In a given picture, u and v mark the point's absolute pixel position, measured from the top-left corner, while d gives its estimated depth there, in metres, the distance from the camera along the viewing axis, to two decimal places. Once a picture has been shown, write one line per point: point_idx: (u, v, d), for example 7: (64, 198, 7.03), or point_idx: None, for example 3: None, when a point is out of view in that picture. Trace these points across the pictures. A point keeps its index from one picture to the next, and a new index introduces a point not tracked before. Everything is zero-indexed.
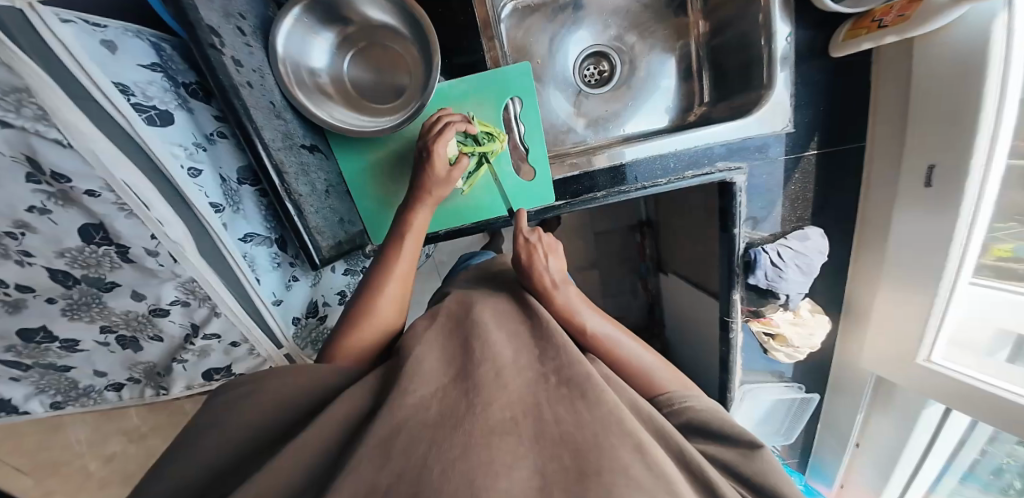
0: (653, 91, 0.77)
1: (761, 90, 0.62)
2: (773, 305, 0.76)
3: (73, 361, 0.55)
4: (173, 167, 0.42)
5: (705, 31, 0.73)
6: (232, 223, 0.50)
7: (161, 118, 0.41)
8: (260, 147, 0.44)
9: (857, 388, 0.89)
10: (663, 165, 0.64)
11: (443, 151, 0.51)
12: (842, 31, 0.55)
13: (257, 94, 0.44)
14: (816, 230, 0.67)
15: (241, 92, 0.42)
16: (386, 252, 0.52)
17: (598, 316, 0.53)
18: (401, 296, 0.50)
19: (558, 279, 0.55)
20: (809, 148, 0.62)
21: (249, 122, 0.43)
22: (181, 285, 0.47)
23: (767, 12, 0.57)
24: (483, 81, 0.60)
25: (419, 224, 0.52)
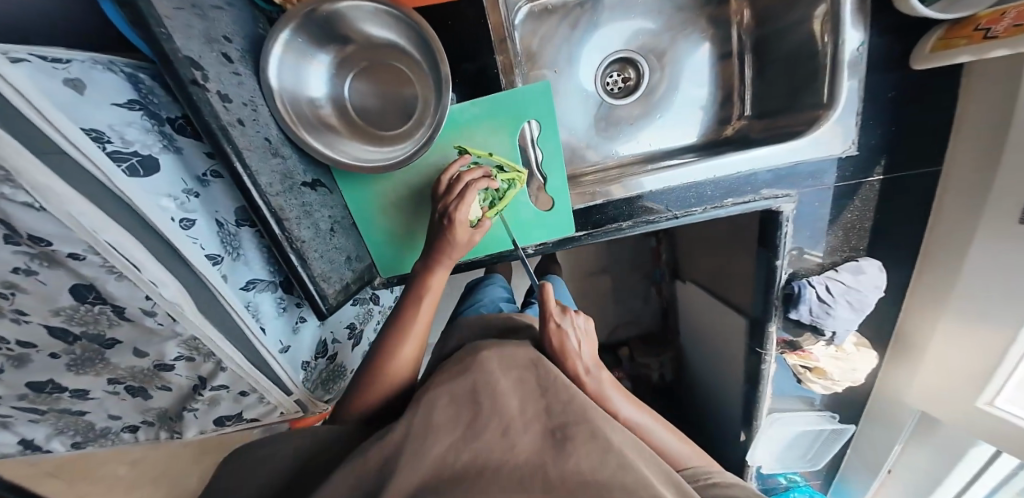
0: (684, 100, 0.69)
1: (819, 108, 0.54)
2: (814, 338, 0.69)
3: (87, 406, 0.53)
4: (164, 221, 0.37)
5: (750, 21, 0.65)
6: (232, 272, 0.46)
7: (144, 165, 0.36)
8: (255, 192, 0.39)
9: (896, 421, 0.81)
10: (697, 192, 0.57)
11: (464, 219, 0.45)
12: (930, 40, 0.47)
13: (250, 132, 0.39)
14: (873, 263, 0.60)
15: (233, 132, 0.37)
16: (398, 309, 0.49)
17: (625, 399, 0.49)
18: (415, 355, 0.48)
19: (590, 366, 0.49)
20: (873, 173, 0.55)
21: (243, 167, 0.38)
22: (183, 342, 0.45)
23: (837, 13, 0.49)
24: (498, 104, 0.54)
25: (436, 286, 0.48)
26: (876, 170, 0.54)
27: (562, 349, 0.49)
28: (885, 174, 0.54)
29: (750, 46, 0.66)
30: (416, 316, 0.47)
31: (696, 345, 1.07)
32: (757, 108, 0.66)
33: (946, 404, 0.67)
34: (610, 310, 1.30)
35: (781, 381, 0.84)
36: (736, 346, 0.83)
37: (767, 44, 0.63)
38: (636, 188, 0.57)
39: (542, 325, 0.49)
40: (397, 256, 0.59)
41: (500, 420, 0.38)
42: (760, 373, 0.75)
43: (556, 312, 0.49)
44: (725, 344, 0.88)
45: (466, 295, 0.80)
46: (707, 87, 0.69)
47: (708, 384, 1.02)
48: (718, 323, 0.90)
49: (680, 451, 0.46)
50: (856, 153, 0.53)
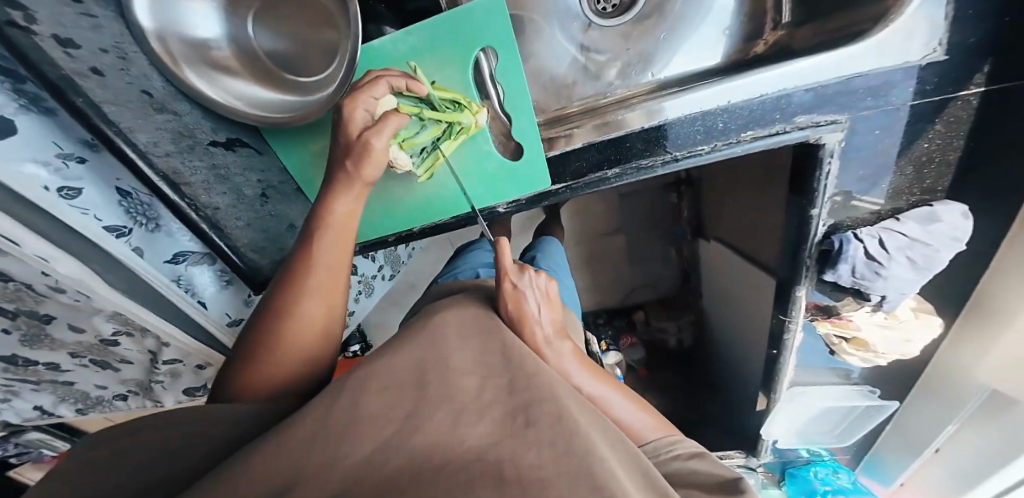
0: (700, 13, 0.53)
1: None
2: (857, 303, 0.55)
3: (71, 377, 0.54)
4: (39, 193, 0.32)
5: None
6: (147, 244, 0.43)
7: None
8: (134, 153, 0.37)
9: (953, 402, 0.69)
10: (705, 125, 0.44)
11: (365, 107, 0.37)
12: None
13: (117, 84, 0.35)
14: (955, 208, 0.45)
15: (81, 82, 0.32)
16: (297, 257, 0.40)
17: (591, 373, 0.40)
18: (323, 315, 0.40)
19: (551, 335, 0.39)
20: (971, 84, 0.37)
21: (106, 125, 0.34)
22: (112, 318, 0.44)
23: None
24: (441, 30, 0.45)
25: (340, 214, 0.39)
26: (971, 80, 0.36)
27: (518, 318, 0.38)
28: (986, 85, 0.36)
29: None
30: (313, 259, 0.39)
31: (719, 310, 0.96)
32: (802, 12, 0.49)
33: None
34: (624, 272, 1.20)
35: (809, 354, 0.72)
36: (761, 314, 0.72)
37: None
38: (621, 126, 0.46)
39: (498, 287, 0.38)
40: None
41: (450, 403, 0.26)
42: (782, 340, 0.66)
43: (512, 270, 0.39)
44: (750, 309, 0.77)
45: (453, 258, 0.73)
46: None
47: (730, 353, 0.93)
48: (742, 284, 0.79)
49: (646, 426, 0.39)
50: (945, 58, 0.36)
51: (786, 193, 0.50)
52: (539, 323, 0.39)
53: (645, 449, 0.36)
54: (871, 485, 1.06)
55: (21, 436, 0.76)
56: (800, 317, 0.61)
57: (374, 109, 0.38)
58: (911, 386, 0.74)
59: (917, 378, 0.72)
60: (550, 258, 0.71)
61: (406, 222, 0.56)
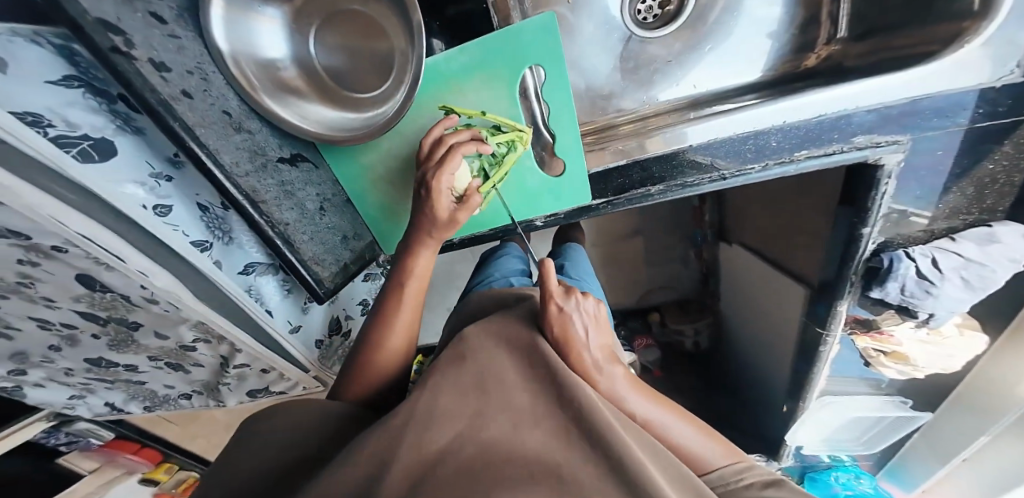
0: (747, 24, 0.52)
1: (961, 16, 0.36)
2: (901, 318, 0.56)
3: (144, 377, 0.59)
4: (135, 210, 0.35)
5: None
6: (225, 257, 0.45)
7: (98, 148, 0.32)
8: (220, 175, 0.36)
9: (989, 417, 0.68)
10: (756, 143, 0.44)
11: (446, 188, 0.39)
12: None
13: (202, 106, 0.35)
14: (1019, 229, 0.44)
15: (177, 107, 0.32)
16: (382, 298, 0.44)
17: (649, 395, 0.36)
18: (406, 345, 0.43)
19: (600, 360, 0.35)
20: None
21: (200, 147, 0.34)
22: (194, 326, 0.47)
23: None
24: (489, 49, 0.46)
25: (421, 270, 0.43)
26: None
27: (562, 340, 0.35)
28: None
29: None
30: (401, 300, 0.42)
31: (743, 316, 0.96)
32: (858, 26, 0.48)
33: None
34: (646, 274, 1.19)
35: (842, 365, 0.72)
36: (791, 326, 0.71)
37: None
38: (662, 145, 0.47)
39: (540, 308, 0.35)
40: (394, 233, 0.56)
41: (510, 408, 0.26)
42: (816, 352, 0.66)
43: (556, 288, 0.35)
44: (776, 316, 0.77)
45: (481, 265, 0.74)
46: (781, 6, 0.50)
47: (755, 359, 0.93)
48: (768, 289, 0.78)
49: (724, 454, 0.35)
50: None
51: (832, 204, 0.49)
52: (585, 344, 0.35)
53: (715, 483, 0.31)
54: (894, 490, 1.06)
55: (73, 425, 0.80)
56: (839, 330, 0.60)
57: (452, 185, 0.40)
58: (944, 398, 0.73)
59: (951, 390, 0.71)
60: (577, 265, 0.72)
61: None
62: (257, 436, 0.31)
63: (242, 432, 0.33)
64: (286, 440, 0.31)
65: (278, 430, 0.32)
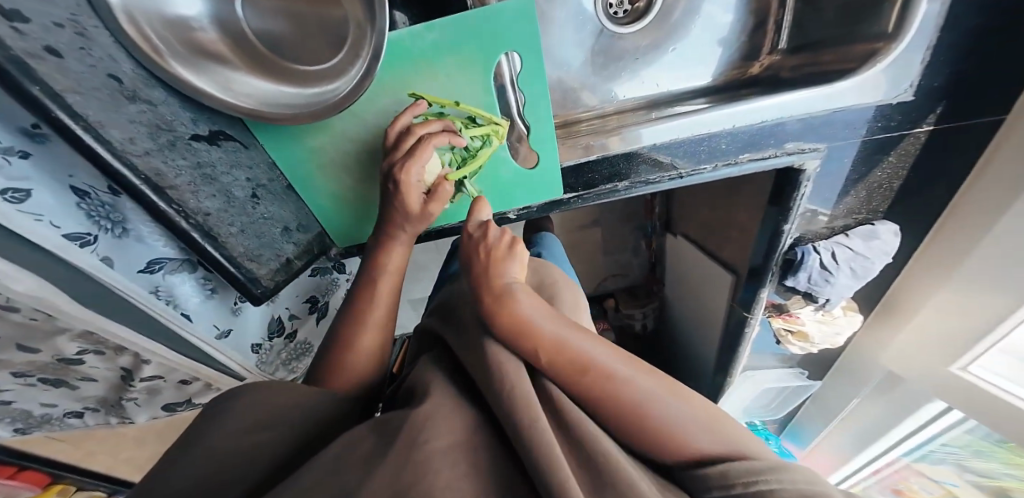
0: (703, 27, 0.55)
1: (878, 40, 0.42)
2: (804, 302, 0.65)
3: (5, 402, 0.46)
4: None
5: None
6: (120, 253, 0.35)
7: None
8: (107, 154, 0.27)
9: (856, 385, 0.81)
10: (709, 145, 0.48)
11: (416, 181, 0.39)
12: None
13: (74, 64, 0.25)
14: (890, 227, 0.53)
15: (36, 67, 0.22)
16: (352, 298, 0.43)
17: (572, 329, 0.31)
18: (379, 349, 0.41)
19: (507, 286, 0.35)
20: (923, 122, 0.43)
21: (72, 119, 0.24)
22: (79, 336, 0.37)
23: None
24: (459, 29, 0.43)
25: (394, 265, 0.42)
26: (926, 119, 0.42)
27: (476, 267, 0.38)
28: (934, 124, 0.43)
29: None
30: (373, 296, 0.41)
31: (682, 302, 1.05)
32: (795, 39, 0.53)
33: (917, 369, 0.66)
34: (596, 262, 1.23)
35: (760, 342, 0.82)
36: (723, 308, 0.79)
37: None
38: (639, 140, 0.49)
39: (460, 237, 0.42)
40: (352, 225, 0.52)
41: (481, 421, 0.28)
42: (742, 335, 0.75)
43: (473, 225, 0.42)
44: (711, 301, 0.85)
45: (450, 258, 0.72)
46: (734, 12, 0.54)
47: (693, 339, 1.02)
48: (705, 277, 0.86)
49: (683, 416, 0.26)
50: (911, 98, 0.41)
51: (762, 203, 0.55)
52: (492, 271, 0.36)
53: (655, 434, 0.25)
54: (790, 448, 1.21)
55: None
56: (760, 314, 0.68)
57: (422, 178, 0.40)
58: (829, 368, 0.86)
59: (833, 361, 0.84)
60: (555, 256, 0.73)
61: None
62: (169, 473, 0.25)
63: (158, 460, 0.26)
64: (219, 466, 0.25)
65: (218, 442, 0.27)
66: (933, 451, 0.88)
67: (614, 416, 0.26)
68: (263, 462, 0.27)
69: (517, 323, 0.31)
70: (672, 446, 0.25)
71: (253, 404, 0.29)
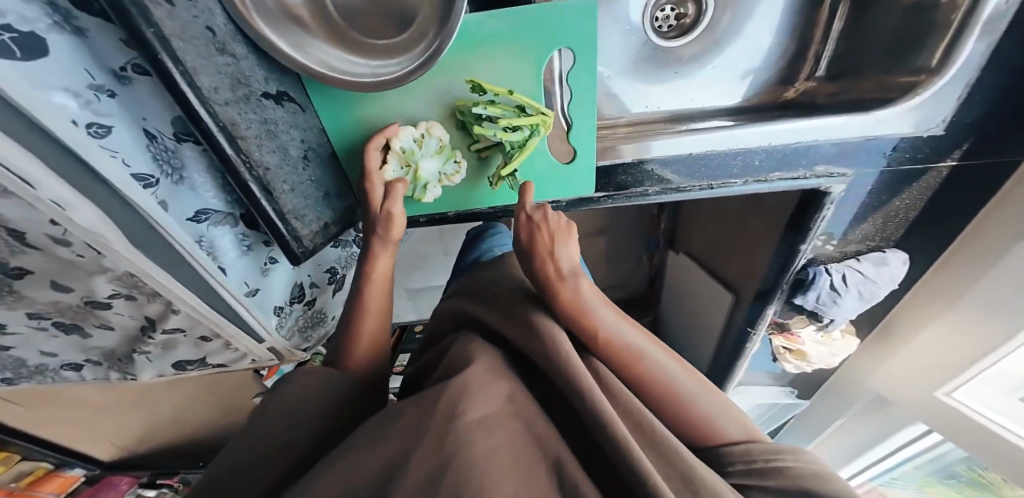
0: (744, 49, 0.57)
1: (920, 74, 0.45)
2: (807, 321, 0.68)
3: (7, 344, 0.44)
4: (66, 129, 0.24)
5: None
6: (174, 198, 0.35)
7: (24, 43, 0.22)
8: (195, 100, 0.27)
9: (843, 406, 0.85)
10: (742, 161, 0.51)
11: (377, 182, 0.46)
12: None
13: (183, 13, 0.26)
14: (899, 255, 0.56)
15: (155, 11, 0.23)
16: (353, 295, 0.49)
17: (624, 320, 0.38)
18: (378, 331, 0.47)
19: (569, 271, 0.41)
20: (950, 157, 0.46)
21: (173, 63, 0.25)
22: (116, 279, 0.35)
23: None
24: (522, 19, 0.43)
25: (379, 272, 0.48)
26: (951, 153, 0.46)
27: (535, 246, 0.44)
28: (959, 159, 0.46)
29: None
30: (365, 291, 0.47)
31: (679, 316, 1.07)
32: (832, 69, 0.56)
33: (909, 394, 0.68)
34: (599, 269, 1.24)
35: (757, 359, 0.85)
36: (724, 323, 0.81)
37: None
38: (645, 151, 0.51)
39: (513, 218, 0.45)
40: None
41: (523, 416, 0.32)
42: (742, 350, 0.77)
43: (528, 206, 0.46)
44: (710, 316, 0.87)
45: (468, 247, 0.72)
46: (777, 38, 0.57)
47: (688, 352, 1.04)
48: (704, 294, 0.88)
49: (710, 409, 0.33)
50: (942, 133, 0.45)
51: (777, 228, 0.58)
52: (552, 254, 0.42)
53: (694, 423, 0.32)
54: None
55: None
56: (763, 330, 0.70)
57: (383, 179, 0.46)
58: (818, 388, 0.89)
59: (824, 383, 0.87)
60: None
61: (442, 206, 0.53)
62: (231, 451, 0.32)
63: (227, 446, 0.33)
64: (270, 448, 0.32)
65: (266, 427, 0.34)
66: (909, 474, 0.93)
67: (655, 394, 0.33)
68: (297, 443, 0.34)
69: (579, 308, 0.38)
70: (699, 428, 0.32)
71: (285, 397, 0.36)
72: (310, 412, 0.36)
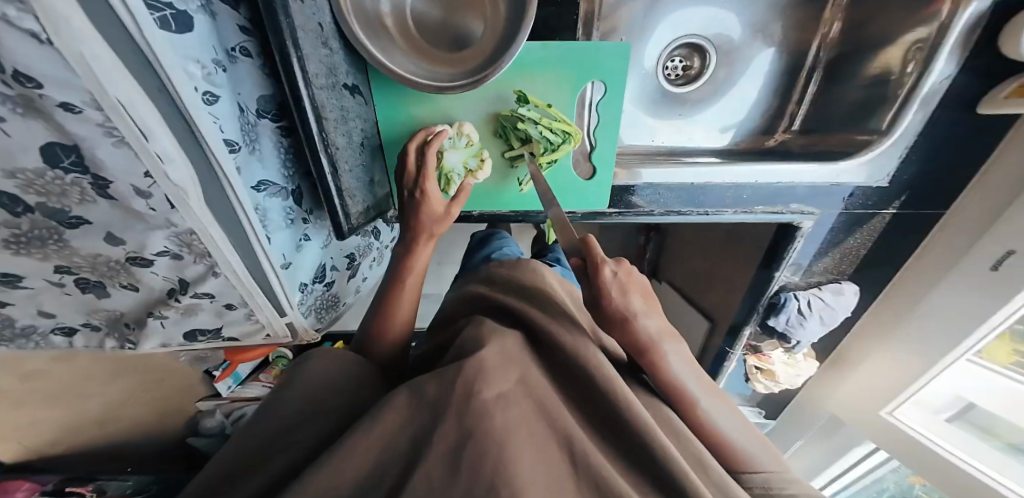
0: (740, 100, 0.68)
1: (872, 134, 0.56)
2: (778, 344, 0.77)
3: (13, 299, 0.42)
4: (188, 91, 0.30)
5: (834, 37, 0.62)
6: (247, 167, 0.39)
7: (177, 20, 0.29)
8: (301, 81, 0.32)
9: (805, 426, 0.93)
10: (734, 195, 0.60)
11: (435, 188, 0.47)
12: (1006, 86, 0.48)
13: (306, 10, 0.32)
14: (852, 286, 0.67)
15: (292, 6, 0.30)
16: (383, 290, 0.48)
17: (691, 370, 0.36)
18: (407, 313, 0.47)
19: (644, 322, 0.36)
20: (890, 207, 0.58)
21: (292, 48, 0.30)
22: (175, 235, 0.38)
23: (937, 43, 0.48)
24: (570, 52, 0.50)
25: (419, 266, 0.49)
26: (893, 203, 0.58)
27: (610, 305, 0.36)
28: (898, 208, 0.58)
29: (823, 60, 0.64)
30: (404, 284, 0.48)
31: None
32: (807, 125, 0.66)
33: (861, 414, 0.77)
34: None
35: (731, 379, 0.92)
36: (703, 344, 0.88)
37: (844, 65, 0.62)
38: (637, 177, 0.59)
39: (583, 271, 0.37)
40: None
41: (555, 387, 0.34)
42: (720, 370, 0.83)
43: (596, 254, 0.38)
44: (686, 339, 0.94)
45: (475, 249, 0.72)
46: (762, 96, 0.67)
47: None
48: (680, 319, 0.94)
49: (742, 441, 0.34)
50: (886, 185, 0.56)
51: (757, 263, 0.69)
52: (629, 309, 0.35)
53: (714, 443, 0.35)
54: None
55: None
56: (739, 349, 0.78)
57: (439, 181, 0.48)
58: (783, 409, 0.97)
59: (786, 404, 0.96)
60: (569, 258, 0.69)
61: (469, 204, 0.58)
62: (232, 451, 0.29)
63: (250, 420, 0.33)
64: (300, 421, 0.32)
65: (296, 402, 0.33)
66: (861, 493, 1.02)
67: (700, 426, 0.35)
68: (299, 444, 0.30)
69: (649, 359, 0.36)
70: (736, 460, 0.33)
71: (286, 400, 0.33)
72: (314, 410, 0.33)
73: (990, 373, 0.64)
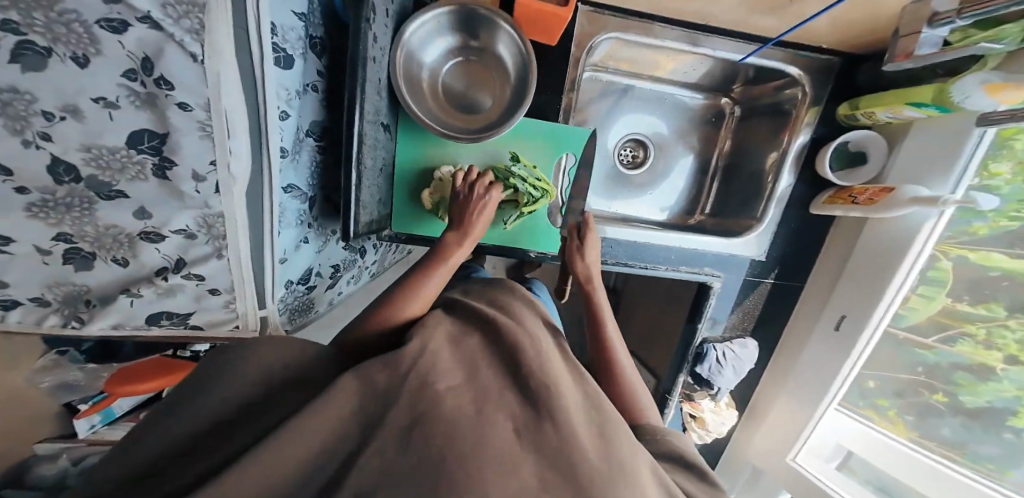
0: (671, 186, 0.87)
1: (752, 219, 0.77)
2: (704, 392, 0.89)
3: None
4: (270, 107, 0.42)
5: (727, 149, 0.86)
6: (285, 170, 0.49)
7: (284, 61, 0.42)
8: (359, 113, 0.43)
9: (733, 481, 0.99)
10: (667, 255, 0.77)
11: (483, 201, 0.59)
12: (824, 195, 0.73)
13: (375, 69, 0.45)
14: (753, 341, 0.83)
15: (364, 66, 0.42)
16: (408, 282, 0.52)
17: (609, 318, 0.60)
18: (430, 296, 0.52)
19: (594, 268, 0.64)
20: (768, 277, 0.80)
21: (357, 92, 0.42)
22: (202, 217, 0.43)
23: (783, 158, 0.74)
24: (551, 128, 0.67)
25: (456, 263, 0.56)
26: (770, 275, 0.79)
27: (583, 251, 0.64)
28: (775, 280, 0.80)
29: (722, 164, 0.86)
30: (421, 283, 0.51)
31: None
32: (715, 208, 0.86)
33: (771, 461, 0.84)
34: None
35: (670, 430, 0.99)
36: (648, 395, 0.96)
37: (734, 170, 0.84)
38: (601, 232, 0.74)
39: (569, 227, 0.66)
40: (419, 216, 0.64)
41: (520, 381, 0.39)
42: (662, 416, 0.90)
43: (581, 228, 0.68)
44: None
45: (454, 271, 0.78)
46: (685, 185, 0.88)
47: None
48: None
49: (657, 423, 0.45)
50: (763, 259, 0.78)
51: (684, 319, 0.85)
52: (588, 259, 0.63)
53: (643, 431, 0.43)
54: None
55: None
56: (676, 395, 0.88)
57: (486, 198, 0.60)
58: (714, 464, 1.03)
59: (717, 459, 1.02)
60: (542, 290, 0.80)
61: None
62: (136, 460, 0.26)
63: (144, 418, 0.28)
64: (234, 410, 0.30)
65: (228, 391, 0.30)
66: None
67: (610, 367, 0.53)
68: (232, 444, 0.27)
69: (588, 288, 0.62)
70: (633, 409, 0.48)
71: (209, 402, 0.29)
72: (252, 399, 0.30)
73: (859, 424, 0.76)
